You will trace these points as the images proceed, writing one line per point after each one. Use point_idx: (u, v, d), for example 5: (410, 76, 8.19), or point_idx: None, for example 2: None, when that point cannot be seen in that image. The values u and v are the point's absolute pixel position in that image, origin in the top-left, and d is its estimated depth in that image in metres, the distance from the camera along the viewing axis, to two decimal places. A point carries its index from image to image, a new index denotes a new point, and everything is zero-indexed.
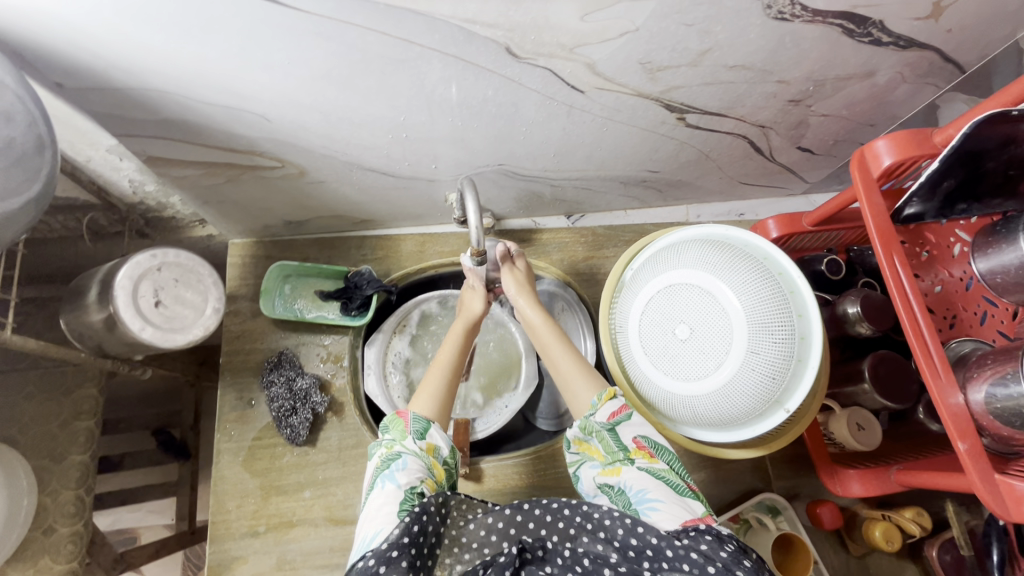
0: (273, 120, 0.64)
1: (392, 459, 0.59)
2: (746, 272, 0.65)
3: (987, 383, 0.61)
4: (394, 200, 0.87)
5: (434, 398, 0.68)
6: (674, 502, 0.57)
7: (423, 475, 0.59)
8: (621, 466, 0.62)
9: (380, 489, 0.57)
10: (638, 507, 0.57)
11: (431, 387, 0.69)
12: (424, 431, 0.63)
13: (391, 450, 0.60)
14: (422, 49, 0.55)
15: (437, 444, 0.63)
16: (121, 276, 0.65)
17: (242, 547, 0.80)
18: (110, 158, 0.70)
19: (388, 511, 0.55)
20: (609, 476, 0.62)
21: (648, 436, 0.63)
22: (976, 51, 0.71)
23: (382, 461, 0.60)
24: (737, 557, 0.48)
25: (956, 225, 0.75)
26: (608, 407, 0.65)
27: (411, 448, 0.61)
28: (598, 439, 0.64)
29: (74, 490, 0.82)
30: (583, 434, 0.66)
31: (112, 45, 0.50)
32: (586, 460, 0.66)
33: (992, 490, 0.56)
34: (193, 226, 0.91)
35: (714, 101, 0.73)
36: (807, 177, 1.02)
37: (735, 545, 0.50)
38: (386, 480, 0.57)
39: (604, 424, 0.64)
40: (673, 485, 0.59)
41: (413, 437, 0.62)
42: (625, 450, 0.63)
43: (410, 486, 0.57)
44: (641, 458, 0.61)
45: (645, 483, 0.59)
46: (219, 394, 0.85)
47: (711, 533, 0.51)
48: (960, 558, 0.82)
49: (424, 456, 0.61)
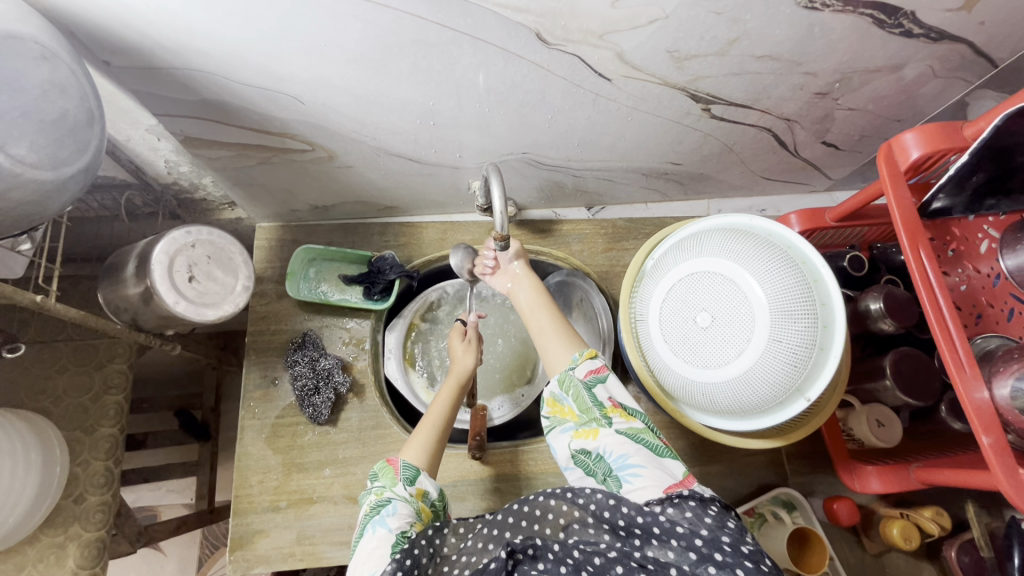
0: (306, 102, 0.65)
1: (383, 504, 0.59)
2: (769, 261, 0.65)
3: (1012, 377, 0.60)
4: (419, 186, 0.89)
5: (423, 448, 0.68)
6: (655, 467, 0.58)
7: (413, 519, 0.60)
8: (598, 427, 0.62)
9: (371, 535, 0.57)
10: (620, 474, 0.59)
11: (420, 437, 0.69)
12: (414, 477, 0.64)
13: (381, 497, 0.61)
14: (455, 33, 0.57)
15: (426, 488, 0.64)
16: (158, 251, 0.67)
17: (264, 521, 0.82)
18: (148, 138, 0.73)
19: (380, 554, 0.55)
20: (585, 439, 0.62)
21: (622, 399, 0.64)
22: (1009, 46, 0.70)
23: (372, 507, 0.60)
24: (721, 522, 0.52)
25: (985, 222, 0.74)
26: (588, 365, 0.66)
27: (401, 493, 0.61)
28: (574, 397, 0.65)
29: (103, 461, 0.84)
30: (561, 393, 0.66)
31: (160, 23, 0.52)
32: (559, 425, 0.65)
33: (1016, 485, 0.55)
34: (223, 209, 0.93)
35: (740, 92, 0.73)
36: (831, 173, 1.02)
37: (718, 506, 0.54)
38: (377, 525, 0.58)
39: (583, 382, 0.65)
40: (651, 446, 0.61)
41: (403, 483, 0.63)
42: (600, 408, 0.63)
43: (402, 530, 0.58)
44: (618, 418, 0.63)
45: (625, 447, 0.60)
46: (245, 373, 0.87)
47: (694, 499, 0.54)
48: (981, 560, 0.80)
49: (414, 502, 0.62)
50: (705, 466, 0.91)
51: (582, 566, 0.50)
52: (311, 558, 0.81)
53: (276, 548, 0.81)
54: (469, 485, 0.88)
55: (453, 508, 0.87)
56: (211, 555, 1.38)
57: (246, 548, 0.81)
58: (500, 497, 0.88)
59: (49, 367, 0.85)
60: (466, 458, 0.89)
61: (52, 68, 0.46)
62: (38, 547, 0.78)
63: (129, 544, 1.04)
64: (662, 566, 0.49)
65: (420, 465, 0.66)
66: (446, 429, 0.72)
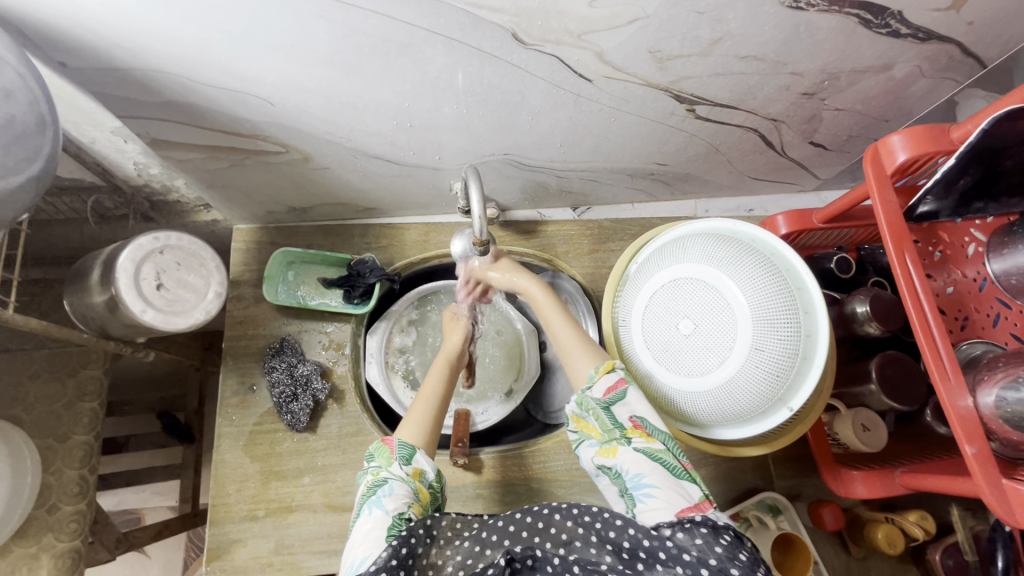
0: (276, 104, 0.63)
1: (379, 485, 0.59)
2: (752, 267, 0.64)
3: (997, 387, 0.59)
4: (399, 187, 0.87)
5: (421, 427, 0.67)
6: (671, 488, 0.57)
7: (410, 500, 0.59)
8: (618, 445, 0.62)
9: (367, 515, 0.57)
10: (635, 493, 0.58)
11: (417, 416, 0.68)
12: (410, 456, 0.63)
13: (377, 477, 0.60)
14: (427, 33, 0.54)
15: (422, 467, 0.63)
16: (124, 258, 0.65)
17: (241, 530, 0.80)
18: (114, 140, 0.70)
19: (376, 536, 0.55)
20: (606, 457, 0.62)
21: (644, 416, 0.63)
22: (998, 46, 0.69)
23: (368, 487, 0.60)
24: (731, 552, 0.49)
25: (972, 225, 0.73)
26: (605, 381, 0.65)
27: (397, 473, 0.61)
28: (594, 416, 0.64)
29: (77, 470, 0.82)
30: (580, 411, 0.66)
31: (115, 24, 0.50)
32: (584, 439, 0.65)
33: (998, 496, 0.55)
34: (198, 211, 0.91)
35: (725, 93, 0.71)
36: (819, 173, 1.00)
37: (730, 536, 0.51)
38: (374, 506, 0.58)
39: (600, 401, 0.64)
40: (669, 467, 0.59)
41: (399, 462, 0.62)
42: (620, 428, 0.62)
43: (398, 512, 0.57)
44: (637, 437, 0.61)
45: (642, 466, 0.59)
46: (221, 378, 0.86)
47: (706, 525, 0.51)
48: (964, 563, 0.82)
49: (411, 481, 0.61)
50: None
51: None
52: (289, 568, 0.79)
53: (253, 558, 0.79)
54: (451, 492, 0.87)
55: None
56: (196, 558, 1.37)
57: (223, 558, 0.79)
58: (483, 504, 0.87)
59: (19, 374, 0.83)
60: (449, 464, 0.88)
61: None
62: (9, 559, 0.76)
63: (107, 552, 1.02)
64: None
65: (415, 444, 0.65)
66: (442, 409, 0.72)
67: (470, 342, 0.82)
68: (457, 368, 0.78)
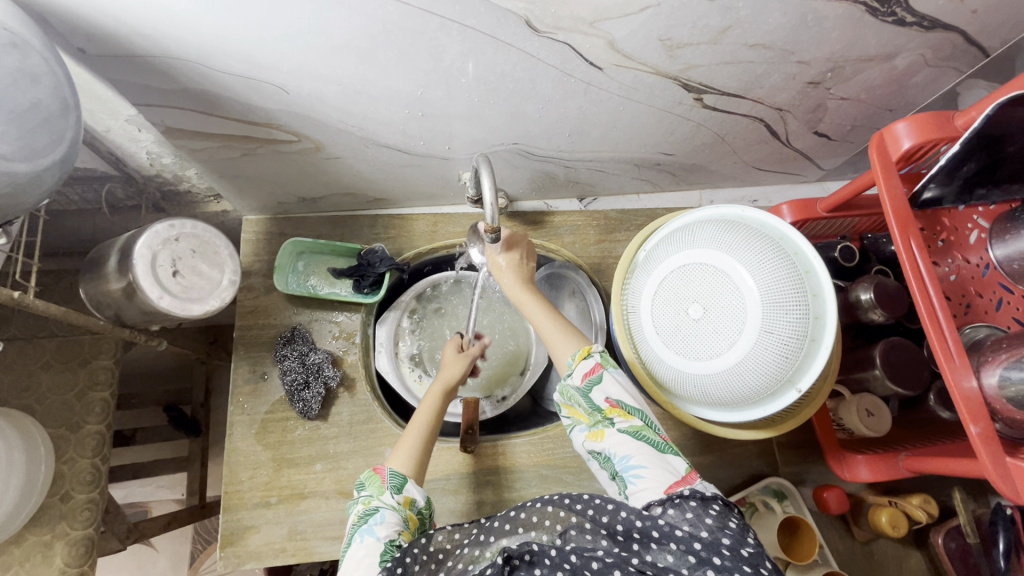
0: (291, 92, 0.64)
1: (370, 513, 0.59)
2: (761, 252, 0.65)
3: (1001, 367, 0.61)
4: (409, 177, 0.88)
5: (410, 455, 0.67)
6: (658, 466, 0.58)
7: (401, 528, 0.59)
8: (603, 428, 0.63)
9: (359, 543, 0.57)
10: (624, 475, 0.59)
11: (406, 444, 0.69)
12: (401, 485, 0.64)
13: (368, 506, 0.60)
14: (443, 21, 0.55)
15: (413, 496, 0.64)
16: (141, 244, 0.66)
17: (255, 517, 0.81)
18: (129, 129, 0.71)
19: (369, 563, 0.55)
20: (595, 441, 0.64)
21: (621, 397, 0.63)
22: (1000, 35, 0.70)
23: (359, 516, 0.60)
24: (721, 522, 0.52)
25: (975, 212, 0.74)
26: (583, 367, 0.66)
27: (388, 501, 0.61)
28: (576, 402, 0.66)
29: (90, 459, 0.82)
30: (565, 399, 0.68)
31: (137, 11, 0.51)
32: (575, 425, 0.67)
33: (1002, 473, 0.56)
34: (208, 201, 0.91)
35: (732, 82, 0.72)
36: (823, 163, 1.02)
37: (719, 505, 0.53)
38: (364, 534, 0.57)
39: (579, 388, 0.65)
40: (653, 443, 0.60)
41: (390, 492, 0.62)
42: (600, 410, 0.64)
43: (390, 538, 0.57)
44: (618, 417, 0.62)
45: (627, 448, 0.60)
46: (232, 367, 0.86)
47: (695, 498, 0.53)
48: (966, 546, 0.83)
49: (401, 510, 0.61)
50: (697, 457, 0.91)
51: (579, 571, 0.50)
52: (302, 553, 0.80)
53: (267, 544, 0.80)
54: (461, 479, 0.88)
55: (446, 501, 0.86)
56: (204, 550, 1.37)
57: (237, 544, 0.80)
58: (493, 490, 0.88)
59: (32, 364, 0.83)
60: (458, 452, 0.89)
61: (22, 56, 0.44)
62: (24, 547, 0.76)
63: (119, 541, 1.03)
64: (661, 571, 0.49)
65: (406, 473, 0.66)
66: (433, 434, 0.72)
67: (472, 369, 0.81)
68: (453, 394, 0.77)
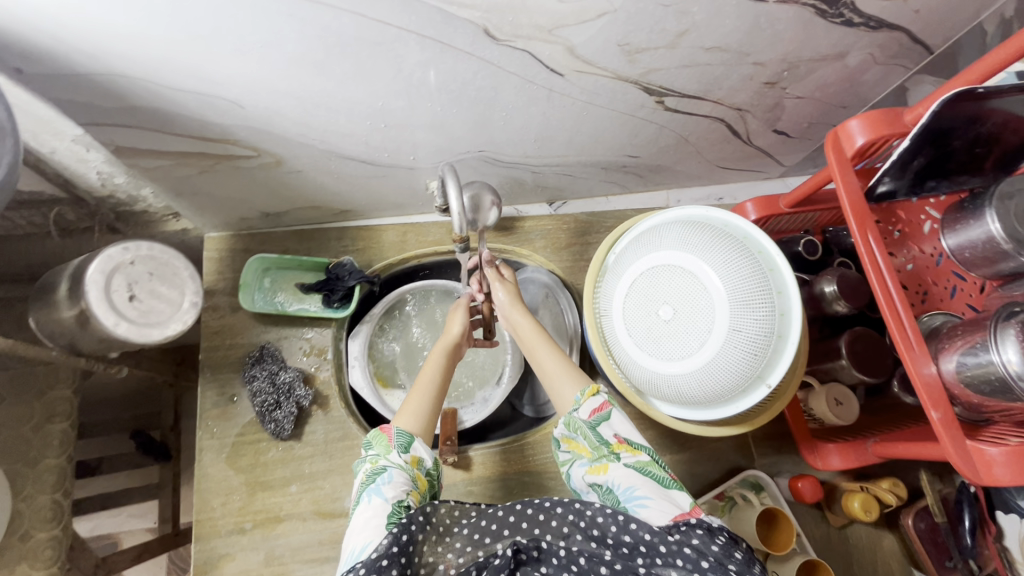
0: (247, 107, 0.62)
1: (379, 473, 0.58)
2: (727, 251, 0.66)
3: (958, 354, 0.63)
4: (375, 189, 0.86)
5: (418, 415, 0.67)
6: (662, 498, 0.57)
7: (409, 488, 0.59)
8: (608, 462, 0.62)
9: (366, 503, 0.57)
10: (627, 506, 0.57)
11: (415, 405, 0.68)
12: (408, 444, 0.62)
13: (376, 465, 0.59)
14: (400, 31, 0.54)
15: (421, 456, 0.63)
16: (92, 270, 0.63)
17: (229, 544, 0.79)
18: (76, 149, 0.68)
19: (375, 524, 0.55)
20: (597, 474, 0.62)
21: (629, 434, 0.64)
22: (942, 32, 0.73)
23: (368, 475, 0.59)
24: (728, 550, 0.49)
25: (927, 204, 0.77)
26: (591, 403, 0.66)
27: (396, 461, 0.60)
28: (582, 435, 0.65)
29: (50, 495, 0.78)
30: (569, 432, 0.66)
31: (75, 28, 0.48)
32: (575, 460, 0.65)
33: (964, 457, 0.57)
34: (166, 220, 0.88)
35: (692, 84, 0.73)
36: (784, 160, 1.04)
37: (725, 537, 0.51)
38: (373, 494, 0.57)
39: (587, 422, 0.65)
40: (658, 479, 0.59)
41: (397, 451, 0.61)
42: (607, 444, 0.63)
43: (398, 499, 0.57)
44: (625, 453, 0.62)
45: (633, 480, 0.59)
46: (200, 392, 0.84)
47: (701, 527, 0.52)
48: (934, 525, 0.86)
49: (409, 469, 0.60)
50: (674, 454, 0.92)
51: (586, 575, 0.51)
52: None
53: (243, 572, 0.78)
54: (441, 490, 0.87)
55: None
56: None
57: (211, 573, 0.78)
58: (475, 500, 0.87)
59: None
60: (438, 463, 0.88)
61: None
62: None
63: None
64: None
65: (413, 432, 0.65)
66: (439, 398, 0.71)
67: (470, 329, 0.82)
68: (455, 356, 0.77)
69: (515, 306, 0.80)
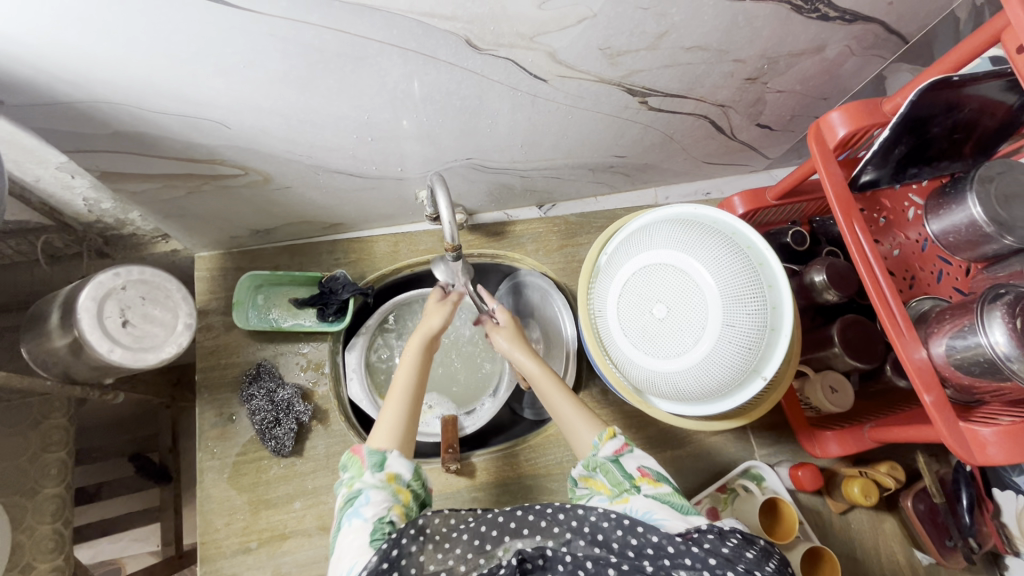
0: (232, 126, 0.62)
1: (356, 496, 0.58)
2: (717, 248, 0.67)
3: (946, 337, 0.64)
4: (364, 201, 0.86)
5: (389, 428, 0.65)
6: (683, 524, 0.57)
7: (390, 503, 0.58)
8: (628, 496, 0.61)
9: (348, 527, 0.57)
10: None
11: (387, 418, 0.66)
12: (381, 462, 0.61)
13: (352, 488, 0.59)
14: (382, 45, 0.54)
15: (398, 470, 0.61)
16: (84, 298, 0.63)
17: (235, 564, 0.78)
18: (61, 176, 0.67)
19: (360, 544, 0.54)
20: (617, 507, 0.61)
21: (650, 466, 0.64)
22: (916, 22, 0.74)
23: (345, 499, 0.59)
24: (739, 550, 0.51)
25: (910, 191, 0.79)
26: (611, 445, 0.66)
27: (371, 481, 0.59)
28: (603, 472, 0.65)
29: (51, 525, 0.77)
30: (589, 471, 0.67)
31: (54, 56, 0.48)
32: (594, 496, 0.65)
33: (957, 438, 0.58)
34: (155, 242, 0.88)
35: (674, 83, 0.74)
36: (769, 153, 1.05)
37: (739, 538, 0.53)
38: (352, 517, 0.57)
39: (609, 458, 0.65)
40: (677, 506, 0.60)
41: (371, 470, 0.60)
42: (629, 479, 0.63)
43: (379, 516, 0.57)
44: (646, 485, 0.62)
45: (652, 507, 0.59)
46: (198, 413, 0.84)
47: (712, 531, 0.53)
48: (933, 506, 0.86)
49: (386, 486, 0.60)
50: (675, 449, 0.93)
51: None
52: None
53: None
54: (445, 499, 0.87)
55: None
56: None
57: None
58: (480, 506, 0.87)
59: None
60: (440, 472, 0.89)
61: None
62: None
63: None
64: None
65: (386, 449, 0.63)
66: (414, 403, 0.69)
67: (451, 317, 0.80)
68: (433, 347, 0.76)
69: (516, 348, 0.80)
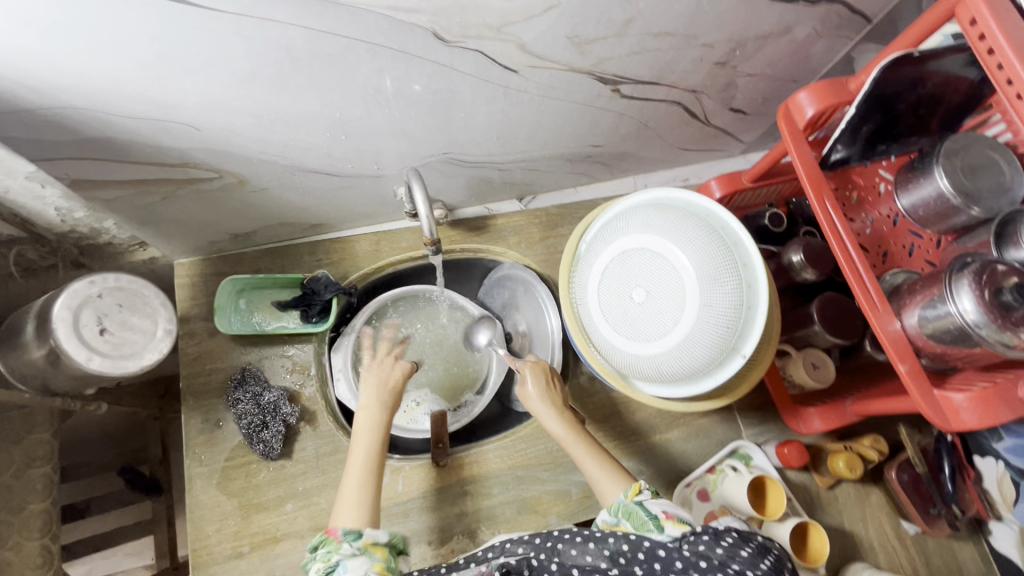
0: (202, 128, 0.62)
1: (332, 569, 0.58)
2: (691, 230, 0.68)
3: (918, 308, 0.65)
4: (342, 200, 0.86)
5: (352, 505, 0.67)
6: None
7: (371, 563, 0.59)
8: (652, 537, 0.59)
9: None
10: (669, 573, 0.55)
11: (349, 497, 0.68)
12: (358, 534, 0.62)
13: (327, 563, 0.59)
14: (349, 41, 0.55)
15: (375, 536, 0.63)
16: (58, 307, 0.62)
17: (228, 569, 0.78)
18: (31, 186, 0.65)
19: None
20: None
21: (676, 510, 0.62)
22: (878, 2, 0.75)
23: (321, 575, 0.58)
24: (732, 551, 0.54)
25: (880, 167, 0.80)
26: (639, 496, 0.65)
27: (348, 552, 0.60)
28: (627, 516, 0.63)
29: (38, 540, 0.76)
30: (613, 518, 0.64)
31: (14, 62, 0.48)
32: None
33: (932, 405, 0.60)
34: (133, 250, 0.87)
35: (645, 70, 0.75)
36: (744, 137, 1.07)
37: (733, 536, 0.55)
38: None
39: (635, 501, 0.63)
40: None
41: (347, 543, 0.61)
42: (654, 519, 0.61)
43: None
44: (671, 525, 0.59)
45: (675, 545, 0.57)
46: (184, 420, 0.83)
47: (707, 533, 0.56)
48: (916, 476, 0.88)
49: (363, 552, 0.60)
50: (663, 434, 0.94)
51: None
52: None
53: None
54: (436, 494, 0.87)
55: (425, 519, 0.86)
56: None
57: None
58: (472, 499, 0.88)
59: None
60: (432, 467, 0.89)
61: None
62: None
63: None
64: None
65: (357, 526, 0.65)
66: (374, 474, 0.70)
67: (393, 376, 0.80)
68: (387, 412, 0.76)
69: (544, 401, 0.81)
